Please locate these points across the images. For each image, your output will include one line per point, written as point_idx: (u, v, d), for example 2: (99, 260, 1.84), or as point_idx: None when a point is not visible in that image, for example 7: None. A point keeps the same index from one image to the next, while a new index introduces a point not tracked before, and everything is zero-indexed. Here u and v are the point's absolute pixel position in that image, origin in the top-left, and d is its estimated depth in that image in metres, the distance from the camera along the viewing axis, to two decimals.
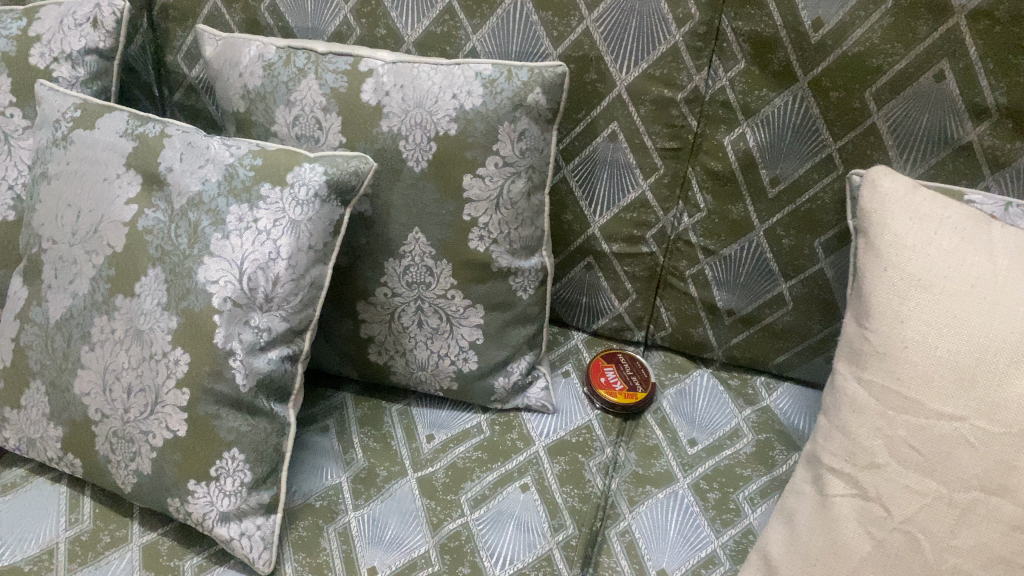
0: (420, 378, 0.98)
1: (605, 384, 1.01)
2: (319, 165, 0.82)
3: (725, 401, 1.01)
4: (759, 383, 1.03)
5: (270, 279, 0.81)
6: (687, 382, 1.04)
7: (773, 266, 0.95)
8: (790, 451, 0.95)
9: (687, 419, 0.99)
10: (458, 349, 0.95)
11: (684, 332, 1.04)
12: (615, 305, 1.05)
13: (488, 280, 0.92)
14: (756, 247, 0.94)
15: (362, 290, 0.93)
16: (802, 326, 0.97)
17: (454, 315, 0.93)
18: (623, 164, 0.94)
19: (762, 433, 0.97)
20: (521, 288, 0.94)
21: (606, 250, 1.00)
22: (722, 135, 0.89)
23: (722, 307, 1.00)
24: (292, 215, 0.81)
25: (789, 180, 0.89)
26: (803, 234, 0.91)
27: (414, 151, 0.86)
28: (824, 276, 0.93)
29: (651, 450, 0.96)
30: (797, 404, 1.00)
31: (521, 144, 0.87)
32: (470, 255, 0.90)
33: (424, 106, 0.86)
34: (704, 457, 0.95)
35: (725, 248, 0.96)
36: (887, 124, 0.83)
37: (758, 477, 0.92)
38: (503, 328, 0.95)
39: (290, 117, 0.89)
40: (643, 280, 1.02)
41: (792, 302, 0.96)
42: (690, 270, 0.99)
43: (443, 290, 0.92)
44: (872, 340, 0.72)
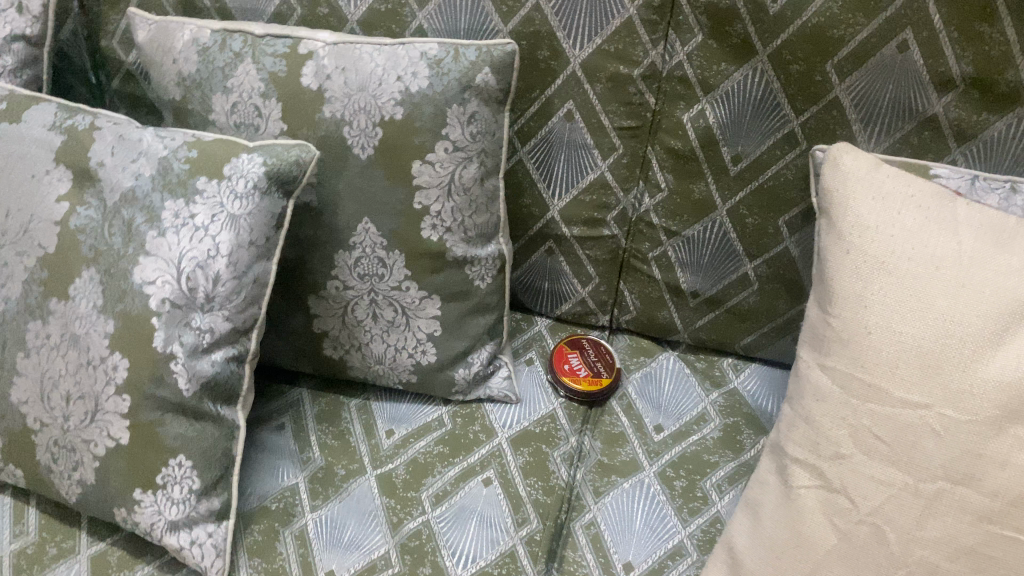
0: (378, 372, 0.94)
1: (569, 371, 0.98)
2: (258, 155, 0.78)
3: (691, 384, 0.98)
4: (727, 364, 1.01)
5: (210, 278, 0.77)
6: (653, 366, 1.01)
7: (738, 246, 0.92)
8: (758, 435, 0.93)
9: (654, 405, 0.97)
10: (415, 341, 0.92)
11: (650, 316, 1.01)
12: (578, 290, 1.01)
13: (443, 270, 0.88)
14: (720, 227, 0.91)
15: (312, 284, 0.89)
16: (768, 306, 0.95)
17: (409, 307, 0.90)
18: (580, 145, 0.90)
19: (730, 417, 0.95)
20: (479, 277, 0.90)
21: (566, 234, 0.97)
22: (681, 112, 0.86)
23: (687, 289, 0.97)
24: (230, 209, 0.77)
25: (751, 157, 0.86)
26: (767, 212, 0.89)
27: (359, 138, 0.82)
28: (789, 255, 0.90)
29: (616, 438, 0.94)
30: (765, 385, 0.98)
31: (472, 128, 0.83)
32: (424, 245, 0.87)
33: (368, 90, 0.82)
34: (671, 444, 0.92)
35: (688, 229, 0.93)
36: (850, 97, 0.80)
37: (726, 463, 0.90)
38: (461, 318, 0.91)
39: (227, 104, 0.84)
40: (606, 263, 0.98)
41: (758, 282, 0.93)
42: (653, 253, 0.95)
43: (397, 282, 0.88)
44: (835, 325, 0.70)
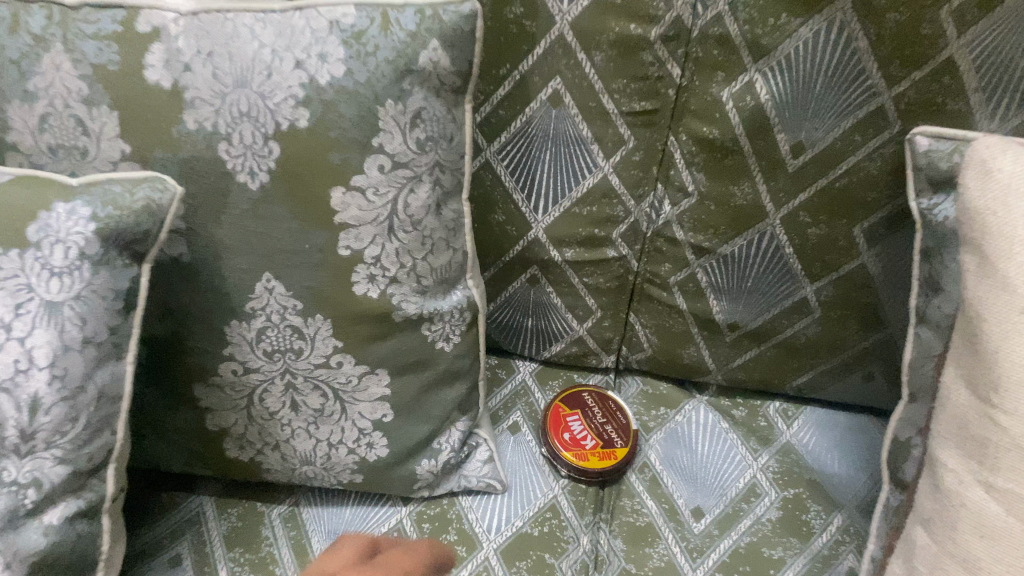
0: (308, 474, 0.68)
1: (568, 442, 0.73)
2: (83, 202, 0.50)
3: (732, 445, 0.75)
4: (773, 412, 0.77)
5: (23, 406, 0.49)
6: (677, 422, 0.77)
7: (794, 265, 0.66)
8: (828, 511, 0.70)
9: (686, 478, 0.73)
10: (355, 432, 0.65)
11: (669, 355, 0.76)
12: (572, 327, 0.76)
13: (389, 335, 0.61)
14: (771, 241, 0.65)
15: (199, 369, 0.61)
16: (831, 338, 0.70)
17: (345, 390, 0.63)
18: (573, 139, 0.63)
19: (789, 488, 0.72)
20: (441, 339, 0.63)
21: (555, 258, 0.70)
22: (719, 87, 0.58)
23: (721, 321, 0.72)
24: (46, 294, 0.49)
25: (817, 146, 0.60)
26: (838, 220, 0.63)
27: (245, 159, 0.54)
28: (867, 274, 0.66)
29: (642, 532, 0.70)
30: (827, 437, 0.75)
31: (418, 133, 0.55)
32: (358, 307, 0.59)
33: (251, 85, 0.52)
34: (717, 537, 0.69)
35: (724, 247, 0.67)
36: (973, 58, 0.53)
37: (793, 558, 0.67)
38: (420, 396, 0.65)
39: (32, 118, 0.54)
40: (610, 293, 0.72)
41: (820, 309, 0.69)
42: (676, 277, 0.70)
43: (324, 357, 0.61)
44: (1005, 421, 0.45)
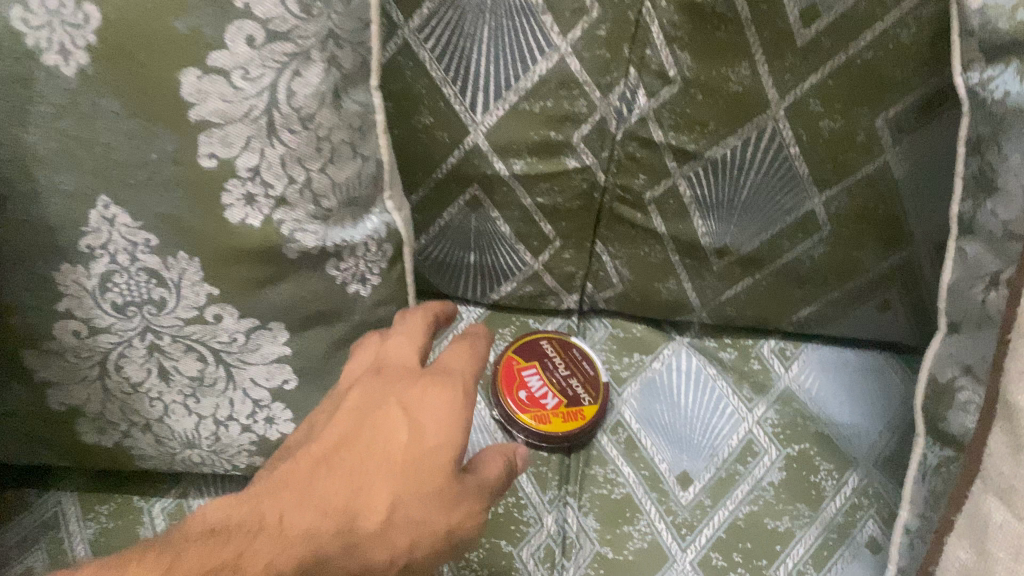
0: (194, 459, 0.53)
1: (526, 401, 0.60)
2: None
3: (722, 395, 0.62)
4: (769, 352, 0.64)
5: None
6: (655, 370, 0.64)
7: (801, 170, 0.53)
8: (839, 470, 0.58)
9: (670, 438, 0.60)
10: (249, 405, 0.50)
11: (644, 290, 0.63)
12: (525, 261, 0.61)
13: (283, 277, 0.46)
14: (774, 140, 0.51)
15: (26, 332, 0.46)
16: (842, 261, 0.58)
17: (229, 350, 0.48)
18: (516, 8, 0.46)
19: (792, 444, 0.59)
20: (355, 280, 0.48)
21: (501, 173, 0.55)
22: None
23: (708, 245, 0.58)
24: None
25: (838, 9, 0.45)
26: (859, 109, 0.49)
27: (51, 32, 0.38)
28: (890, 178, 0.52)
29: (619, 506, 0.57)
30: (832, 380, 0.63)
31: None
32: (236, 240, 0.44)
33: None
34: (709, 508, 0.57)
35: (715, 149, 0.52)
36: None
37: (802, 530, 0.56)
38: (331, 354, 0.50)
39: None
40: (571, 215, 0.58)
41: (829, 224, 0.56)
42: (652, 191, 0.56)
43: (196, 308, 0.46)
44: None
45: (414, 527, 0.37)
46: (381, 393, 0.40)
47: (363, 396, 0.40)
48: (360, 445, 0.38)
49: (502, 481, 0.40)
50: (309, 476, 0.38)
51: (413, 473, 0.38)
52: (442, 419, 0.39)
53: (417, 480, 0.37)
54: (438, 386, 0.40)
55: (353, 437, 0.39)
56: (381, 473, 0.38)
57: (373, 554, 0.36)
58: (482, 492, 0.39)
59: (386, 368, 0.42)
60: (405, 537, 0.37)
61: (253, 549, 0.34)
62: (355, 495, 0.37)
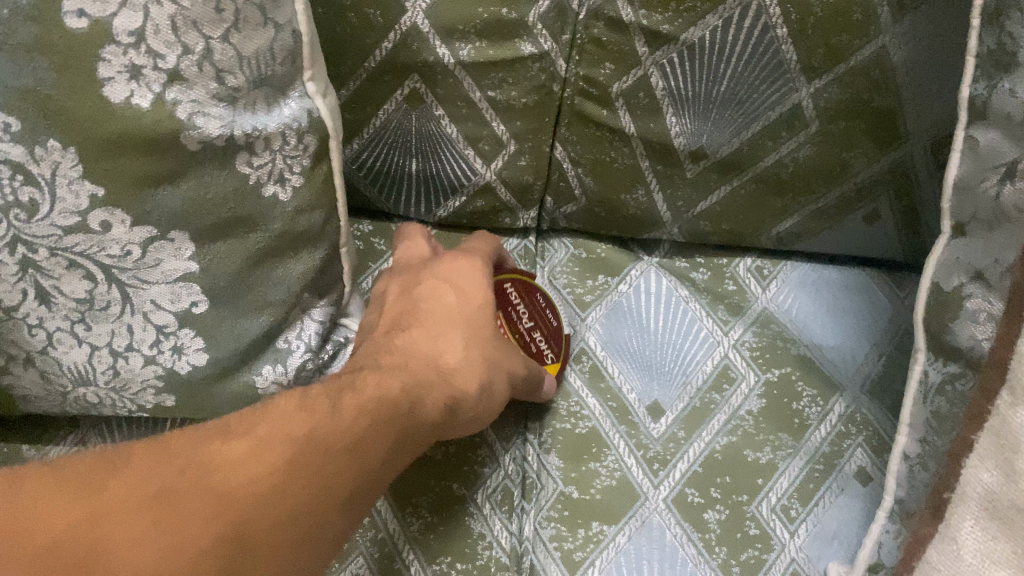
0: (89, 399, 0.45)
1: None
2: None
3: (694, 317, 0.56)
4: (745, 271, 0.58)
5: None
6: (621, 292, 0.57)
7: (790, 55, 0.46)
8: (824, 396, 0.53)
9: (639, 365, 0.54)
10: (151, 332, 0.42)
11: (609, 203, 0.56)
12: (477, 170, 0.54)
13: (183, 172, 0.38)
14: (760, 20, 0.44)
15: None
16: (828, 163, 0.52)
17: (121, 267, 0.40)
18: None
19: (773, 369, 0.54)
20: (272, 180, 0.40)
21: (447, 61, 0.47)
22: None
23: (681, 147, 0.51)
24: None
25: None
26: None
27: None
28: (888, 64, 0.46)
29: (584, 441, 0.51)
30: (815, 299, 0.57)
31: None
32: (119, 123, 0.35)
33: None
34: (684, 441, 0.51)
35: (693, 31, 0.45)
36: None
37: (785, 462, 0.50)
38: (247, 271, 0.42)
39: None
40: (527, 114, 0.50)
41: (817, 121, 0.49)
42: (620, 84, 0.49)
43: (75, 213, 0.37)
44: None
45: (487, 361, 0.45)
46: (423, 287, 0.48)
47: (403, 286, 0.48)
48: (419, 312, 0.46)
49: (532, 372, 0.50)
50: (389, 337, 0.44)
51: (470, 320, 0.46)
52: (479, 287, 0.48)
53: (475, 326, 0.46)
54: (461, 260, 0.49)
55: (408, 310, 0.46)
56: (446, 325, 0.45)
57: (461, 380, 0.43)
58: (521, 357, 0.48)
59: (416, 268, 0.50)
60: (485, 364, 0.44)
61: (367, 379, 0.39)
62: (433, 342, 0.44)
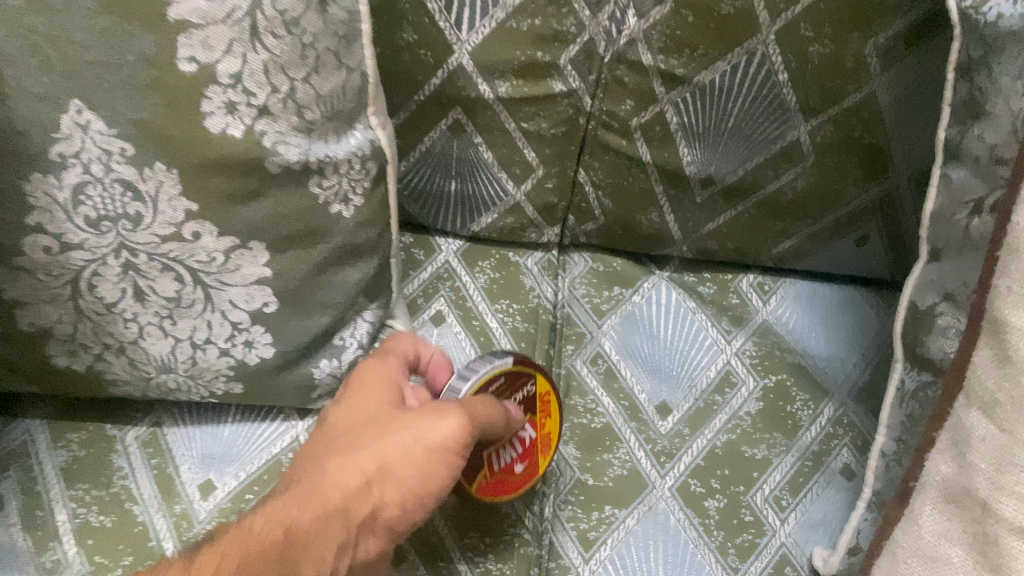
0: (168, 385, 0.52)
1: (504, 469, 0.51)
2: None
3: (700, 327, 0.62)
4: (748, 287, 0.64)
5: None
6: (635, 303, 0.64)
7: (790, 97, 0.52)
8: (816, 401, 0.59)
9: (649, 369, 0.60)
10: (227, 328, 0.48)
11: (625, 222, 0.62)
12: (507, 191, 0.60)
13: (264, 192, 0.44)
14: (764, 67, 0.51)
15: None
16: (823, 193, 0.58)
17: (206, 271, 0.46)
18: None
19: (770, 375, 0.60)
20: (337, 199, 0.47)
21: (486, 96, 0.53)
22: None
23: (691, 175, 0.58)
24: None
25: None
26: (849, 33, 0.48)
27: None
28: (877, 107, 0.52)
29: (599, 435, 0.57)
30: (810, 313, 0.63)
31: None
32: (215, 151, 0.42)
33: None
34: (688, 437, 0.57)
35: (704, 75, 0.52)
36: None
37: (779, 458, 0.56)
38: (312, 275, 0.49)
39: None
40: (555, 143, 0.57)
41: (814, 155, 0.56)
42: (639, 118, 0.55)
43: (173, 225, 0.44)
44: None
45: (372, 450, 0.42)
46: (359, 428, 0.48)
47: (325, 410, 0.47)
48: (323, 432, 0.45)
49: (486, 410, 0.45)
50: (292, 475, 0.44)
51: (362, 426, 0.44)
52: (379, 385, 0.46)
53: (364, 429, 0.44)
54: (363, 366, 0.47)
55: (318, 435, 0.45)
56: (337, 441, 0.43)
57: (343, 494, 0.41)
58: (437, 420, 0.42)
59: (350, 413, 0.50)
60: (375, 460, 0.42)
61: (238, 528, 0.39)
62: (320, 465, 0.42)
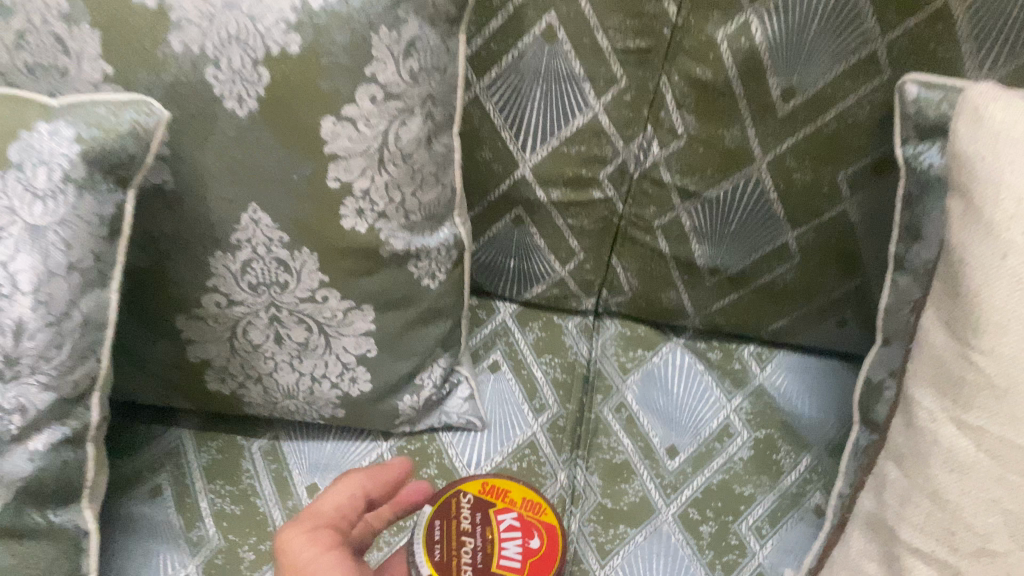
0: (289, 408, 0.68)
1: (527, 555, 0.52)
2: (64, 124, 0.49)
3: (706, 387, 0.76)
4: (748, 354, 0.79)
5: (8, 330, 0.49)
6: (654, 363, 0.78)
7: (779, 211, 0.67)
8: (798, 451, 0.72)
9: (662, 418, 0.74)
10: (339, 367, 0.64)
11: (649, 298, 0.77)
12: (555, 269, 0.76)
13: (375, 271, 0.61)
14: (757, 187, 0.66)
15: (180, 300, 0.60)
16: (808, 284, 0.72)
17: (329, 324, 0.62)
18: (564, 76, 0.61)
19: (761, 429, 0.73)
20: (427, 276, 0.63)
21: (541, 199, 0.70)
22: (715, 27, 0.57)
23: (702, 265, 0.73)
24: (27, 218, 0.48)
25: (809, 91, 0.60)
26: (823, 166, 0.64)
27: (233, 85, 0.52)
28: (848, 220, 0.67)
29: (618, 468, 0.71)
30: (798, 379, 0.77)
31: (412, 63, 0.53)
32: (345, 240, 0.58)
33: (240, 6, 0.50)
34: (690, 474, 0.71)
35: (711, 191, 0.67)
36: (967, 8, 0.54)
37: (762, 495, 0.70)
38: (404, 331, 0.65)
39: (7, 34, 0.51)
40: (594, 235, 0.73)
41: (799, 255, 0.70)
42: (660, 221, 0.70)
43: (309, 291, 0.60)
44: (982, 367, 0.47)
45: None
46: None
47: None
48: None
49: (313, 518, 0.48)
50: None
51: None
52: None
53: None
54: None
55: None
56: None
57: None
58: (291, 545, 0.46)
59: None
60: None
61: None
62: None
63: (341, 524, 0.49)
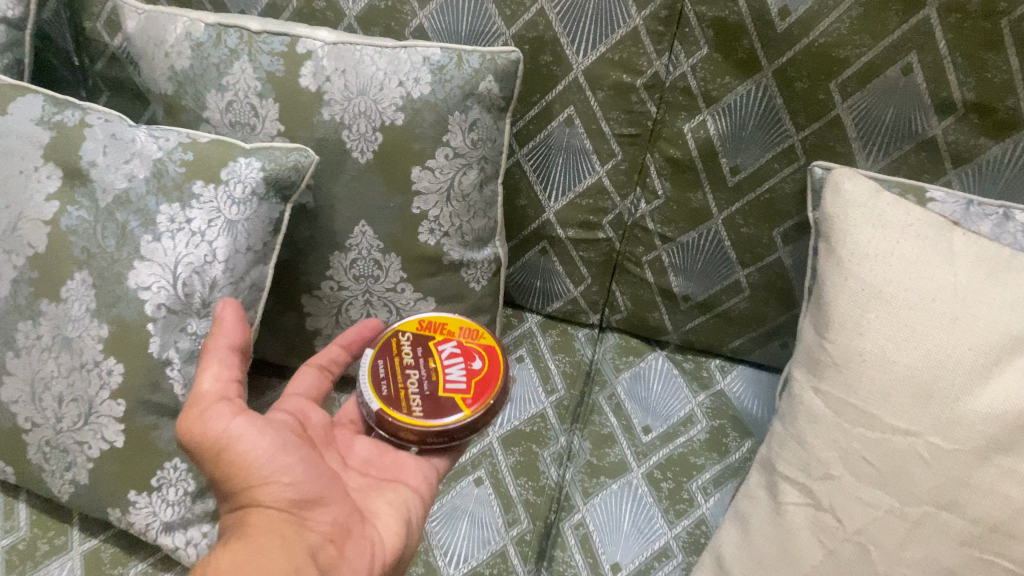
0: None
1: (469, 374, 0.71)
2: (257, 159, 0.77)
3: (679, 387, 1.01)
4: (713, 365, 1.04)
5: (207, 284, 0.76)
6: (642, 365, 1.04)
7: (731, 254, 0.93)
8: (743, 437, 0.95)
9: (643, 406, 0.99)
10: None
11: (639, 317, 1.04)
12: (570, 289, 1.04)
13: (438, 273, 0.89)
14: (715, 235, 0.92)
15: (305, 284, 0.89)
16: (757, 312, 0.96)
17: (404, 308, 0.90)
18: (579, 150, 0.90)
19: (716, 419, 0.97)
20: (474, 280, 0.91)
21: (561, 235, 0.99)
22: (683, 122, 0.85)
23: (677, 293, 0.99)
24: (228, 215, 0.76)
25: (749, 169, 0.85)
26: (762, 224, 0.89)
27: (359, 142, 0.81)
28: (782, 264, 0.91)
29: (606, 439, 0.96)
30: (750, 387, 1.01)
31: (473, 134, 0.81)
32: (420, 249, 0.86)
33: (369, 94, 0.79)
34: (658, 446, 0.94)
35: (681, 236, 0.94)
36: (852, 116, 0.77)
37: (710, 466, 0.92)
38: None
39: (222, 102, 0.82)
40: (599, 265, 1.01)
41: (748, 289, 0.95)
42: (647, 257, 0.98)
43: (392, 283, 0.88)
44: (831, 351, 0.71)
45: (255, 534, 0.58)
46: (393, 466, 0.75)
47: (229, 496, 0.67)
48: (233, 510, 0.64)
49: (205, 399, 0.65)
50: None
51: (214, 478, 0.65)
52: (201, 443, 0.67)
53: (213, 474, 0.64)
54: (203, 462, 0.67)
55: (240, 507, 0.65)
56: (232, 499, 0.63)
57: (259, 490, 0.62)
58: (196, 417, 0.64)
59: (363, 460, 0.75)
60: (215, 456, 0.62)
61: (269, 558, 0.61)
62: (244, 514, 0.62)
63: (227, 392, 0.66)
